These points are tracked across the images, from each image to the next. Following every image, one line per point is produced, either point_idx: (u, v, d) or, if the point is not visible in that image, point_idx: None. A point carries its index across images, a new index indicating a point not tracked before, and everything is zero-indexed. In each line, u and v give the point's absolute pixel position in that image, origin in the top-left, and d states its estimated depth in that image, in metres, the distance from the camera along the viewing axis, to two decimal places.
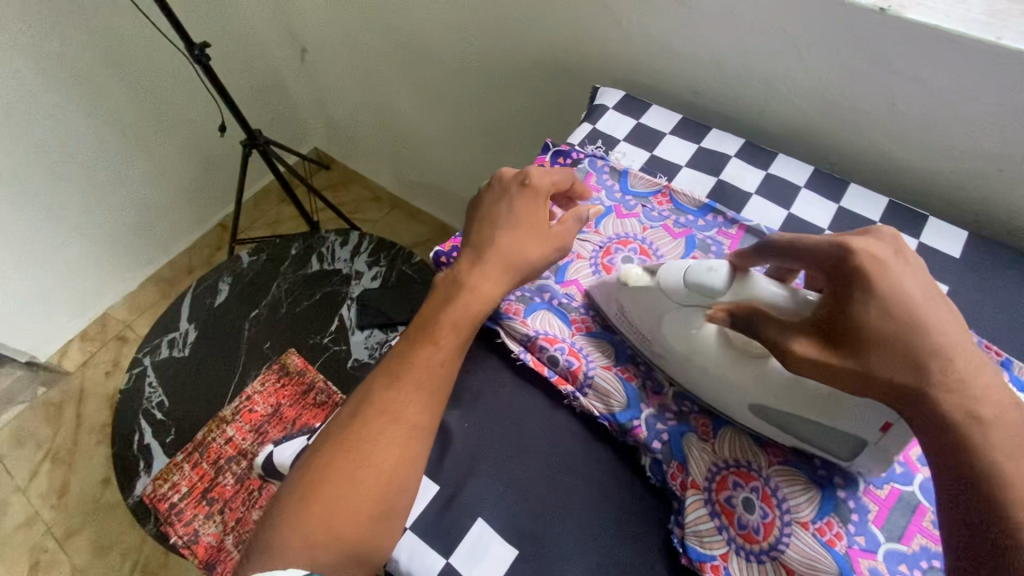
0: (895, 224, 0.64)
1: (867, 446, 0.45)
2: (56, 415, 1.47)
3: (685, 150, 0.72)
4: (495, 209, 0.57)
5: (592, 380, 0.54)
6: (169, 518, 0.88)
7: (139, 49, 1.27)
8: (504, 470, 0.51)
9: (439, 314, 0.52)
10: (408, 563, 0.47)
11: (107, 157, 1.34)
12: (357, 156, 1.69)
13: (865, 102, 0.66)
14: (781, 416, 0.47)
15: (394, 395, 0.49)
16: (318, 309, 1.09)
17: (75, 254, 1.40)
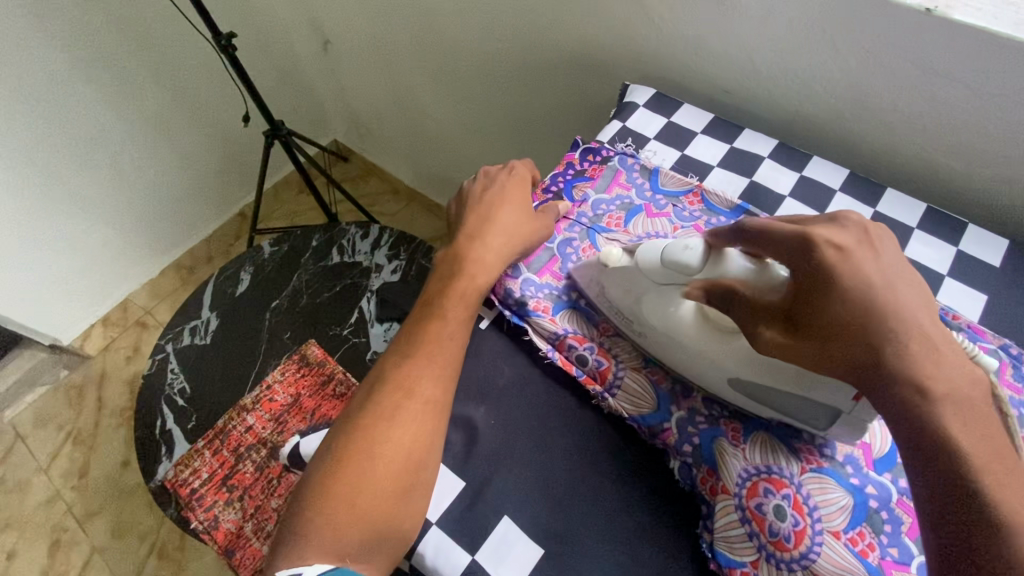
0: (932, 231, 0.63)
1: (841, 415, 0.45)
2: (78, 398, 1.49)
3: (716, 150, 0.71)
4: (488, 193, 0.63)
5: (621, 381, 0.54)
6: (190, 503, 0.89)
7: (166, 38, 1.27)
8: (530, 467, 0.51)
9: (445, 286, 0.56)
10: (435, 558, 0.47)
11: (131, 145, 1.35)
12: (377, 149, 1.69)
13: (906, 105, 0.65)
14: (758, 389, 0.48)
15: (408, 372, 0.51)
16: (339, 301, 1.09)
17: (99, 240, 1.42)
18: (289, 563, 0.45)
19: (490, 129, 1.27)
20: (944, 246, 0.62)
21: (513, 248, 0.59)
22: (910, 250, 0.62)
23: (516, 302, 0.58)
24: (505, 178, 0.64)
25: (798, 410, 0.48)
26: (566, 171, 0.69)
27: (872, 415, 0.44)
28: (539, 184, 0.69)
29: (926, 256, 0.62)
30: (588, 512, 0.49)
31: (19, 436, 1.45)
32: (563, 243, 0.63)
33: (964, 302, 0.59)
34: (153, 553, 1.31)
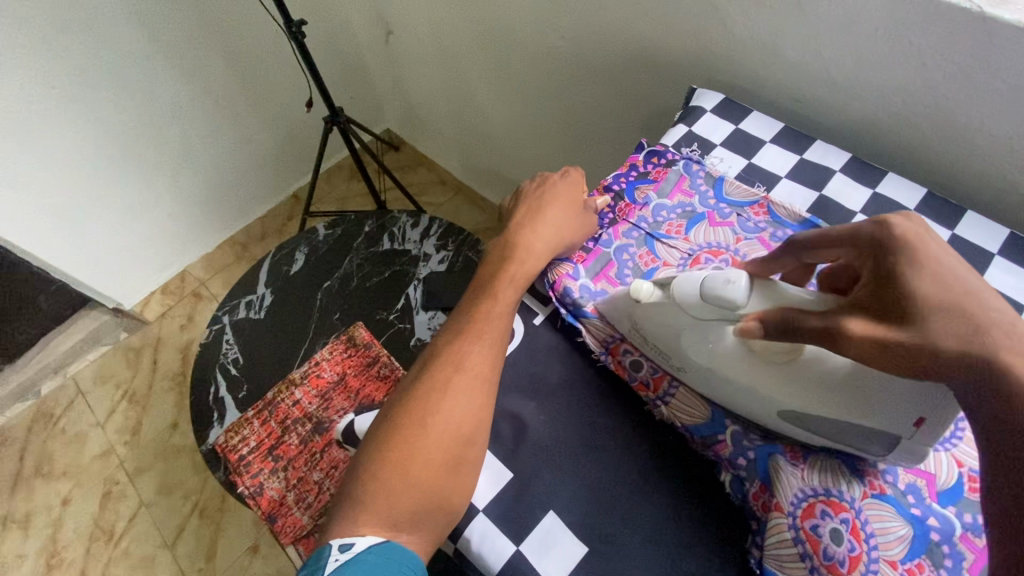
0: (1014, 257, 0.60)
1: (901, 441, 0.44)
2: (135, 360, 1.58)
3: (785, 160, 0.69)
4: (539, 191, 0.64)
5: (676, 391, 0.53)
6: (238, 469, 0.92)
7: (240, 22, 1.33)
8: (579, 465, 0.52)
9: (496, 270, 0.57)
10: (479, 545, 0.48)
11: (200, 122, 1.41)
12: (429, 140, 1.72)
13: (993, 124, 0.62)
14: (816, 419, 0.47)
15: (458, 348, 0.53)
16: (387, 286, 1.12)
17: (165, 211, 1.50)
18: (342, 534, 0.47)
19: (546, 126, 1.27)
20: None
21: (561, 241, 0.60)
22: (987, 275, 0.59)
23: (573, 302, 0.58)
24: (559, 180, 0.65)
25: (850, 438, 0.46)
26: (628, 173, 0.69)
27: (936, 437, 0.43)
28: (601, 182, 0.69)
29: (1003, 283, 0.59)
30: (634, 515, 0.49)
31: (80, 391, 1.54)
32: (621, 248, 0.63)
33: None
34: (195, 513, 1.38)
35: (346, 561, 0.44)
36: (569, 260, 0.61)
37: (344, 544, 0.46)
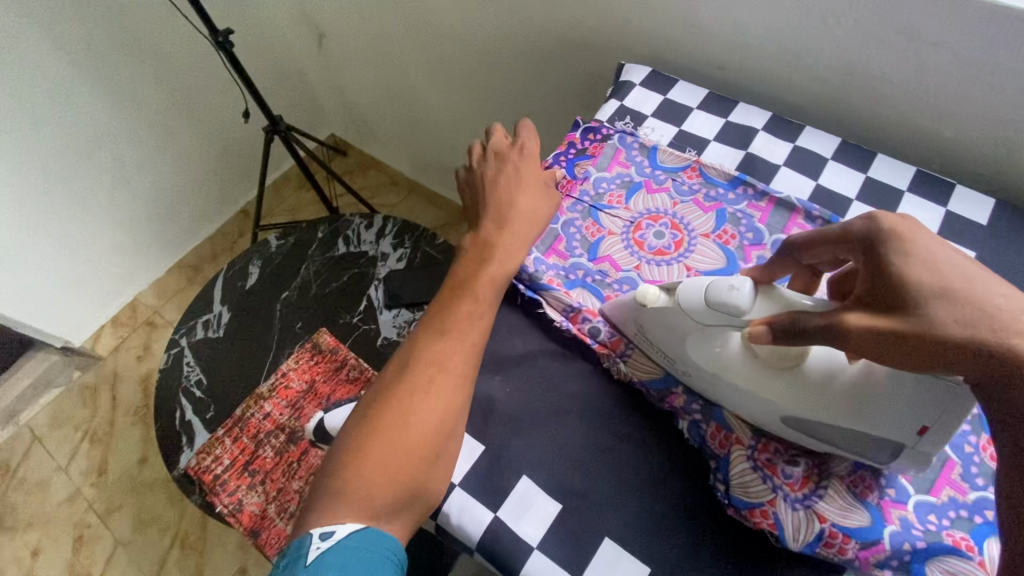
0: (922, 192, 0.65)
1: (905, 449, 0.46)
2: (92, 398, 1.52)
3: (712, 124, 0.73)
4: (506, 173, 0.60)
5: (633, 350, 0.56)
6: (214, 489, 0.91)
7: (162, 37, 1.28)
8: (546, 432, 0.54)
9: (475, 269, 0.55)
10: (459, 517, 0.50)
11: (132, 145, 1.36)
12: (374, 141, 1.70)
13: (894, 72, 0.67)
14: (818, 428, 0.48)
15: (439, 348, 0.52)
16: (347, 290, 1.12)
17: (105, 240, 1.44)
18: (320, 522, 0.47)
19: (489, 116, 1.28)
20: (935, 208, 0.64)
21: (528, 229, 0.59)
22: (902, 211, 0.64)
23: (530, 277, 0.60)
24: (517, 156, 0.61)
25: (854, 444, 0.48)
26: (567, 151, 0.72)
27: (938, 445, 0.45)
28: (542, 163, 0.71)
29: (916, 217, 0.64)
30: (604, 470, 0.52)
31: (36, 438, 1.48)
32: (567, 223, 0.65)
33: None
34: (175, 545, 1.34)
35: (326, 548, 0.45)
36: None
37: (325, 532, 0.46)
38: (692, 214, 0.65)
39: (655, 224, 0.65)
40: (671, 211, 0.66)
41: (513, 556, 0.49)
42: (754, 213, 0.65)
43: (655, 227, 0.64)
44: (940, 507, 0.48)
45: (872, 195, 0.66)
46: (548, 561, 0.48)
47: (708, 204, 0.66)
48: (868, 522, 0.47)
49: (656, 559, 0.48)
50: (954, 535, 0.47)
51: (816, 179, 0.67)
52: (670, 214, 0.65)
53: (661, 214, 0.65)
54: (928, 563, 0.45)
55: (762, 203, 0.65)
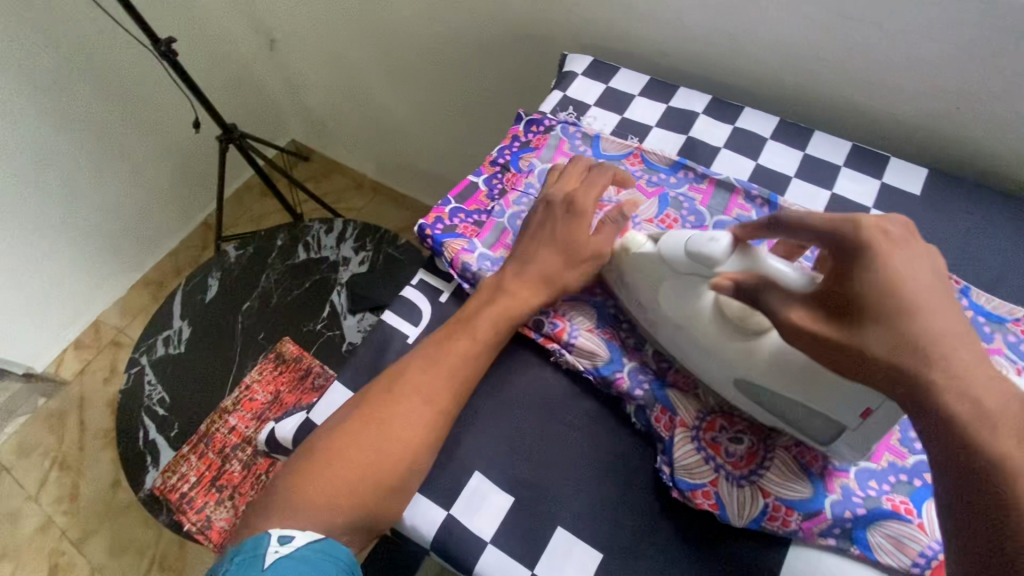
0: (858, 167, 0.67)
1: (845, 431, 0.45)
2: (59, 425, 1.48)
3: (654, 110, 0.73)
4: (543, 224, 0.59)
5: (577, 339, 0.56)
6: (182, 507, 0.92)
7: (105, 50, 1.25)
8: (497, 426, 0.54)
9: (479, 309, 0.56)
10: (413, 518, 0.51)
11: (82, 164, 1.32)
12: (335, 146, 1.68)
13: (826, 50, 0.68)
14: (770, 396, 0.48)
15: (427, 379, 0.52)
16: (309, 297, 1.11)
17: (61, 261, 1.40)
18: (281, 523, 0.47)
19: (446, 113, 1.27)
20: (868, 180, 0.66)
21: (540, 289, 0.57)
22: (837, 186, 0.66)
23: (474, 275, 0.61)
24: (563, 209, 0.59)
25: (809, 424, 0.48)
26: (511, 144, 0.71)
27: (882, 434, 0.44)
28: (486, 157, 0.71)
29: (851, 191, 0.65)
30: (555, 459, 0.53)
31: (3, 468, 1.43)
32: (513, 216, 0.65)
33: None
34: (153, 565, 1.32)
35: (285, 553, 0.44)
36: (463, 236, 0.63)
37: (284, 537, 0.45)
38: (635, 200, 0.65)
39: None
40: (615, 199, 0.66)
41: (467, 552, 0.50)
42: (696, 195, 0.66)
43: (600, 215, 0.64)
44: (880, 473, 0.50)
45: (809, 173, 0.67)
46: (502, 553, 0.49)
47: (650, 189, 0.66)
48: (810, 492, 0.48)
49: (609, 542, 0.49)
50: (894, 500, 0.48)
51: (756, 160, 0.68)
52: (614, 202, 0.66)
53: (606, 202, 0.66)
54: (869, 531, 0.47)
55: (704, 185, 0.66)
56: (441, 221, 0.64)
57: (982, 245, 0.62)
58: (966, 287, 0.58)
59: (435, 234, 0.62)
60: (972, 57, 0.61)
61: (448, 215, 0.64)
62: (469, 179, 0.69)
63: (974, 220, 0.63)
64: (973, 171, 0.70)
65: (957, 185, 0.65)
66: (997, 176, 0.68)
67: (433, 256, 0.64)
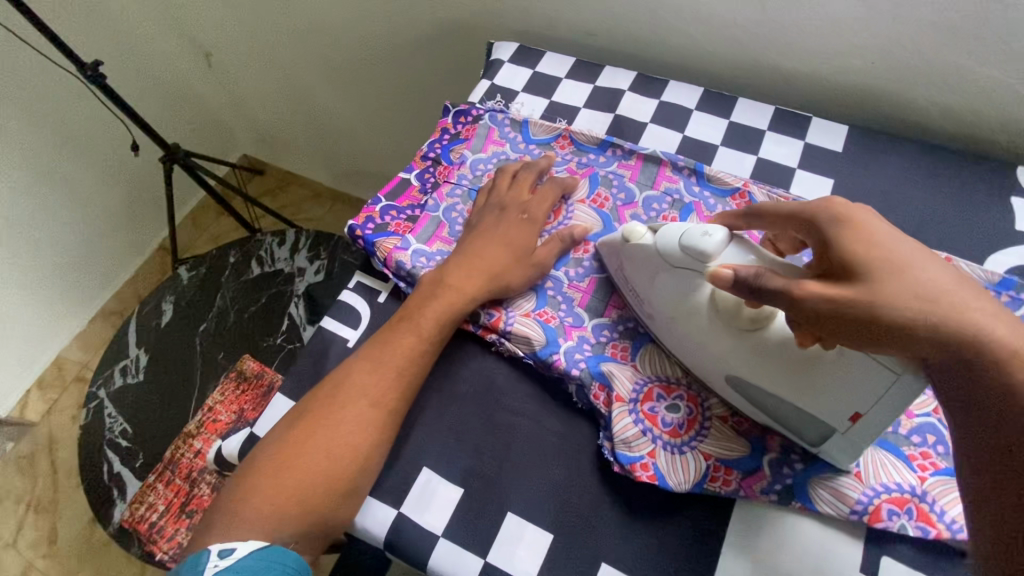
0: (818, 143, 0.62)
1: (835, 434, 0.42)
2: (30, 468, 1.39)
3: (582, 91, 0.69)
4: (486, 223, 0.57)
5: (512, 327, 0.53)
6: (152, 537, 0.87)
7: (29, 77, 1.14)
8: (439, 417, 0.52)
9: (424, 305, 0.52)
10: (363, 519, 0.48)
11: (19, 199, 1.22)
12: (288, 156, 1.61)
13: (771, 26, 0.63)
14: (758, 393, 0.45)
15: (364, 381, 0.49)
16: (266, 313, 1.06)
17: (12, 304, 1.30)
18: (221, 539, 0.44)
19: (393, 107, 1.23)
20: (792, 142, 0.62)
21: (485, 285, 0.53)
22: (763, 150, 0.62)
23: (408, 273, 0.57)
24: (515, 215, 0.57)
25: (794, 421, 0.44)
26: (441, 137, 0.67)
27: (871, 439, 0.41)
28: (417, 153, 0.67)
29: (778, 154, 0.61)
30: (500, 452, 0.49)
31: None
32: (448, 209, 0.61)
33: (811, 187, 0.59)
34: None
35: (224, 566, 0.41)
36: (397, 233, 0.59)
37: (224, 550, 0.42)
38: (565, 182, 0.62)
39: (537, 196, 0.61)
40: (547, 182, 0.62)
41: (418, 551, 0.47)
42: (625, 171, 0.61)
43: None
44: None
45: (740, 141, 0.63)
46: (454, 545, 0.46)
47: (581, 171, 0.62)
48: (747, 454, 0.46)
49: (559, 522, 0.46)
50: None
51: (682, 131, 0.65)
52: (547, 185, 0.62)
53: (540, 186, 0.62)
54: (809, 484, 0.44)
55: (631, 161, 0.62)
56: (372, 220, 0.60)
57: (937, 204, 0.57)
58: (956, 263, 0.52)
59: (367, 235, 0.58)
60: (927, 25, 0.56)
61: (378, 214, 0.60)
62: (401, 177, 0.65)
63: (958, 183, 0.57)
64: (923, 133, 0.64)
65: (932, 152, 0.60)
66: (951, 135, 0.63)
67: (366, 257, 0.60)
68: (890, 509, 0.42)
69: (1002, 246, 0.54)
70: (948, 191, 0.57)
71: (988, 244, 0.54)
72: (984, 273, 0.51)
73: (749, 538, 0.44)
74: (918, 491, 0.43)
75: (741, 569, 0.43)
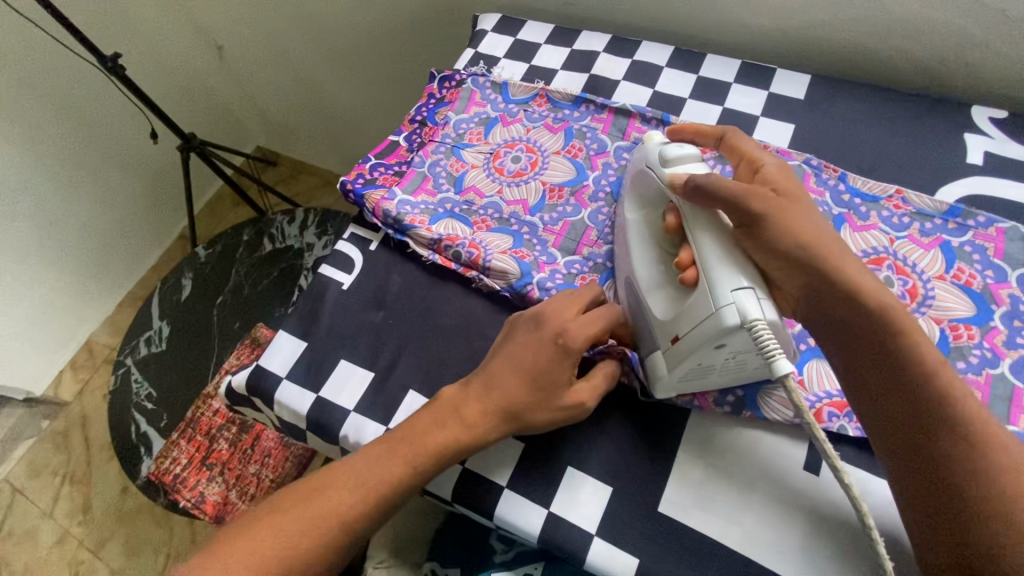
0: (780, 92, 0.65)
1: (658, 352, 0.46)
2: (64, 444, 1.41)
3: (560, 55, 0.73)
4: (526, 338, 0.48)
5: (491, 263, 0.58)
6: (175, 487, 0.93)
7: (57, 71, 1.22)
8: (424, 345, 0.57)
9: (428, 436, 0.46)
10: (355, 434, 0.54)
11: (49, 187, 1.28)
12: (298, 145, 1.67)
13: None
14: (636, 302, 0.50)
15: (347, 493, 0.45)
16: (278, 285, 1.13)
17: (45, 286, 1.36)
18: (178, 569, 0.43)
19: (392, 91, 1.29)
20: (756, 92, 0.66)
21: (499, 423, 0.46)
22: (728, 101, 0.65)
23: (395, 220, 0.61)
24: (549, 342, 0.47)
25: (646, 336, 0.49)
26: (427, 102, 0.72)
27: (677, 368, 0.44)
28: (405, 116, 0.72)
29: (741, 103, 0.65)
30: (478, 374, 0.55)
31: (17, 489, 1.36)
32: (433, 164, 0.66)
33: (774, 133, 0.63)
34: (169, 563, 1.25)
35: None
36: (384, 186, 0.64)
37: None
38: (543, 137, 0.66)
39: (512, 151, 0.66)
40: (526, 137, 0.66)
41: None
42: (598, 125, 0.66)
43: (512, 153, 0.65)
44: (798, 335, 0.50)
45: (707, 93, 0.67)
46: None
47: (558, 126, 0.66)
48: None
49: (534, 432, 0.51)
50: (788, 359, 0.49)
51: (653, 87, 0.68)
52: (525, 140, 0.66)
53: (517, 141, 0.66)
54: (759, 394, 0.48)
55: (604, 115, 0.66)
56: (362, 176, 0.65)
57: (892, 142, 0.60)
58: (905, 198, 0.55)
59: (357, 188, 0.63)
60: None
61: (368, 171, 0.65)
62: (390, 139, 0.70)
63: (917, 125, 0.60)
64: (884, 78, 0.67)
65: (890, 97, 0.63)
66: (907, 80, 0.66)
67: (359, 210, 0.65)
68: (832, 411, 0.47)
69: (951, 178, 0.57)
70: (908, 132, 0.60)
71: (937, 178, 0.57)
72: (934, 203, 0.55)
73: (704, 443, 0.48)
74: None
75: (692, 467, 0.48)
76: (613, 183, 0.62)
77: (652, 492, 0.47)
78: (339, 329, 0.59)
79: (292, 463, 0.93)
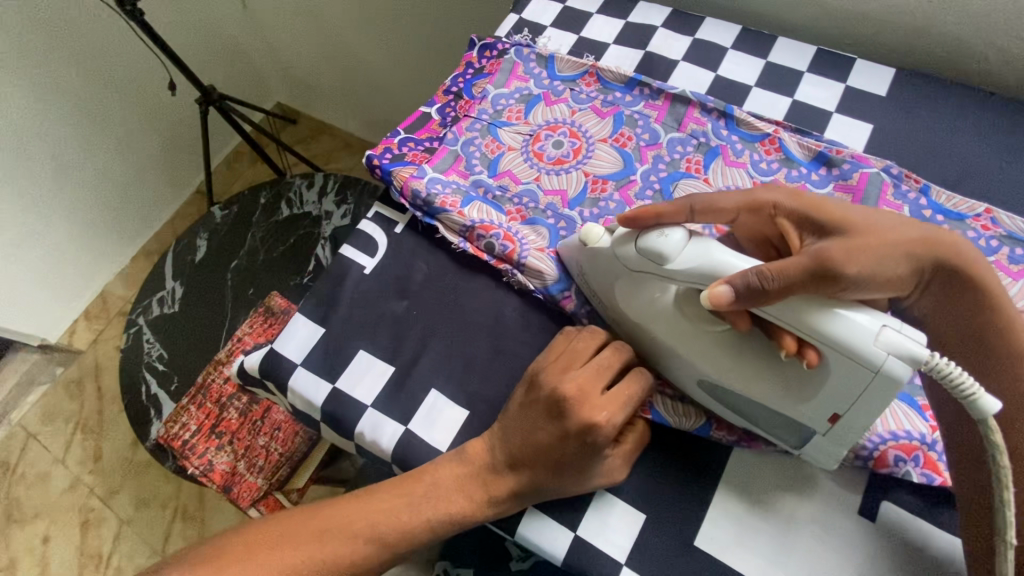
0: (858, 87, 0.58)
1: (817, 436, 0.41)
2: (77, 392, 1.41)
3: (612, 28, 0.67)
4: (549, 429, 0.43)
5: (526, 260, 0.53)
6: (184, 453, 0.91)
7: (74, 13, 1.16)
8: (451, 343, 0.53)
9: (446, 506, 0.44)
10: (373, 434, 0.51)
11: (66, 135, 1.24)
12: (319, 103, 1.60)
13: None
14: (736, 398, 0.43)
15: (359, 541, 0.44)
16: (294, 253, 1.09)
17: (61, 236, 1.33)
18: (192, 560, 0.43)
19: (423, 53, 1.22)
20: (830, 84, 0.59)
21: (517, 500, 0.44)
22: (798, 93, 0.59)
23: (424, 202, 0.57)
24: (575, 440, 0.42)
25: (772, 426, 0.43)
26: (464, 72, 0.66)
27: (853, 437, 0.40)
28: (440, 87, 0.66)
29: (814, 96, 0.59)
30: (506, 379, 0.51)
31: (30, 434, 1.37)
32: (467, 142, 0.60)
33: (849, 133, 0.56)
34: (176, 518, 1.26)
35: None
36: (413, 163, 0.59)
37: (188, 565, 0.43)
38: (589, 120, 0.60)
39: (554, 134, 0.60)
40: (570, 120, 0.61)
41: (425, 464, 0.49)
42: (651, 112, 0.60)
43: (553, 137, 0.60)
44: None
45: (776, 83, 0.60)
46: None
47: (606, 110, 0.61)
48: None
49: None
50: None
51: (716, 71, 0.62)
52: (569, 123, 0.60)
53: (560, 123, 0.60)
54: None
55: (659, 101, 0.60)
56: (390, 151, 0.60)
57: (983, 154, 0.53)
58: (995, 219, 0.49)
59: (384, 164, 0.59)
60: None
61: (397, 145, 0.60)
62: (421, 111, 0.64)
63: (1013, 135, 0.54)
64: (978, 79, 0.59)
65: (984, 101, 0.56)
66: (1010, 85, 0.58)
67: (385, 189, 0.60)
68: (897, 455, 0.43)
69: None
70: (1001, 143, 0.54)
71: None
72: None
73: (751, 475, 0.45)
74: (928, 439, 0.43)
75: (735, 499, 0.44)
76: (664, 179, 0.56)
77: (689, 523, 0.44)
78: (358, 317, 0.55)
79: (301, 439, 0.89)
